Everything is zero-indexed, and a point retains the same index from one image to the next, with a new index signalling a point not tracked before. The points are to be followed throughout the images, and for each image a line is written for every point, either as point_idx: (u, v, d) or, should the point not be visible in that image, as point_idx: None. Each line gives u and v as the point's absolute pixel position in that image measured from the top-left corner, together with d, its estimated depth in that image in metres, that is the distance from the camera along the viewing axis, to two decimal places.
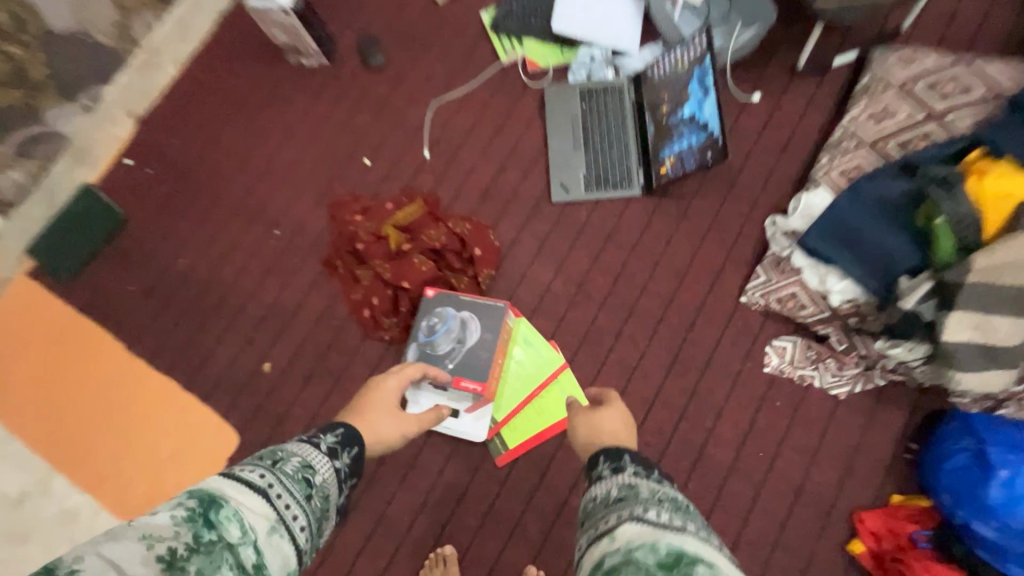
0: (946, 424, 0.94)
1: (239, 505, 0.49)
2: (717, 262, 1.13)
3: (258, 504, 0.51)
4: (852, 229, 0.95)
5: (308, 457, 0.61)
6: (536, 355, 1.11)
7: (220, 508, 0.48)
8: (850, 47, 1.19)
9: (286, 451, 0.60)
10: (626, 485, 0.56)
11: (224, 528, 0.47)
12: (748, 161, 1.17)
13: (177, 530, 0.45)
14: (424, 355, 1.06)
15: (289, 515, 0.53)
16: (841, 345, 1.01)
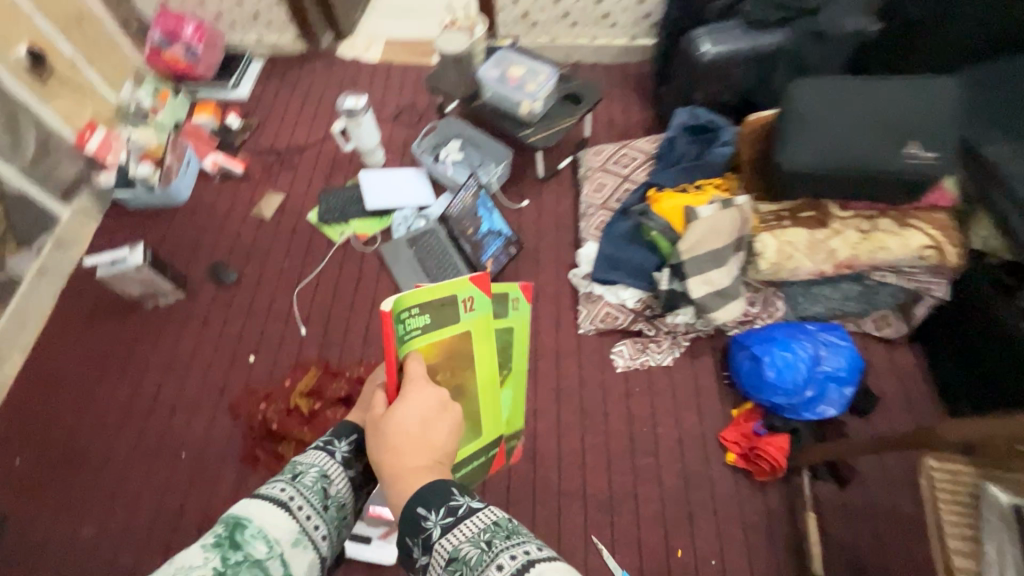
0: (730, 348, 1.39)
1: (260, 525, 0.64)
2: (553, 314, 1.52)
3: (282, 520, 0.66)
4: (614, 259, 1.45)
5: (321, 464, 0.74)
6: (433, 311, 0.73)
7: (244, 530, 0.63)
8: (565, 155, 1.80)
9: (305, 464, 0.73)
10: (449, 555, 0.59)
11: (248, 545, 0.62)
12: (540, 245, 1.66)
13: (208, 557, 0.60)
14: None
15: (315, 527, 0.68)
16: (651, 331, 1.44)
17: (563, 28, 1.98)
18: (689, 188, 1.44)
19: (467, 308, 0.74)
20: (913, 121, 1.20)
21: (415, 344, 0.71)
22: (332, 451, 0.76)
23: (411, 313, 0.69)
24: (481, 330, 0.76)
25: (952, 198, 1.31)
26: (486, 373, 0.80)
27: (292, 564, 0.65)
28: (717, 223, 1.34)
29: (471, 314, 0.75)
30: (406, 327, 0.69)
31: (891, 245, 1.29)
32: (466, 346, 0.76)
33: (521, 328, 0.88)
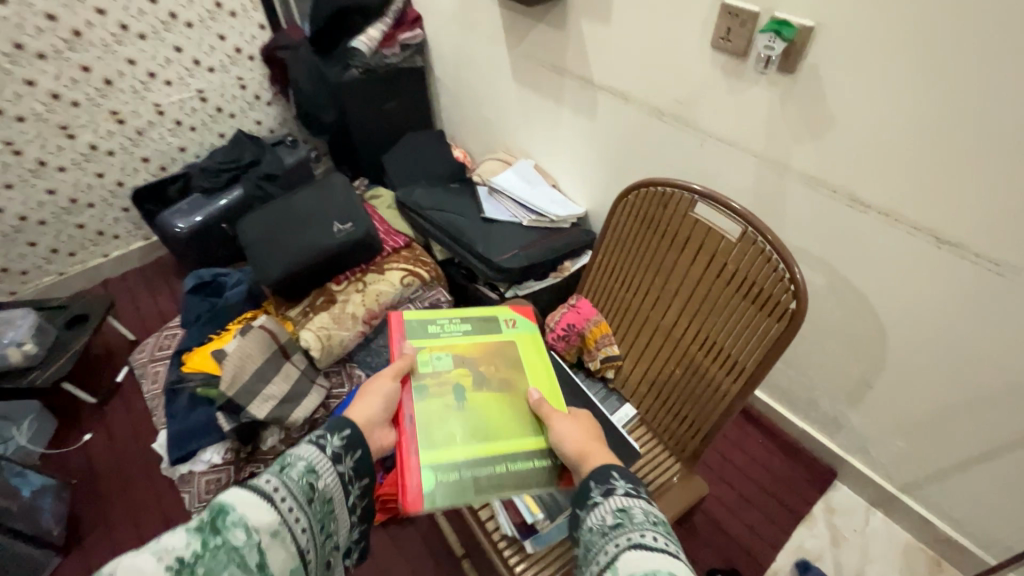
0: None
1: (241, 511, 0.61)
2: (161, 520, 1.42)
3: (263, 511, 0.62)
4: (182, 433, 1.42)
5: (310, 460, 0.72)
6: (472, 329, 1.05)
7: (226, 516, 0.60)
8: (120, 366, 1.75)
9: (296, 456, 0.71)
10: (619, 507, 0.70)
11: (229, 532, 0.59)
12: (122, 462, 1.54)
13: (187, 542, 0.56)
14: None
15: (294, 519, 0.65)
16: (259, 468, 1.48)
17: (62, 261, 1.95)
18: (216, 335, 1.52)
19: (508, 325, 1.08)
20: (330, 209, 1.59)
21: (447, 342, 1.01)
22: (325, 446, 0.74)
23: (452, 322, 1.04)
24: (523, 341, 1.05)
25: (406, 238, 1.77)
26: (529, 367, 1.01)
27: (271, 555, 0.61)
28: (250, 347, 1.47)
29: (511, 329, 1.07)
30: (435, 335, 1.01)
31: (385, 287, 1.63)
32: (510, 347, 1.04)
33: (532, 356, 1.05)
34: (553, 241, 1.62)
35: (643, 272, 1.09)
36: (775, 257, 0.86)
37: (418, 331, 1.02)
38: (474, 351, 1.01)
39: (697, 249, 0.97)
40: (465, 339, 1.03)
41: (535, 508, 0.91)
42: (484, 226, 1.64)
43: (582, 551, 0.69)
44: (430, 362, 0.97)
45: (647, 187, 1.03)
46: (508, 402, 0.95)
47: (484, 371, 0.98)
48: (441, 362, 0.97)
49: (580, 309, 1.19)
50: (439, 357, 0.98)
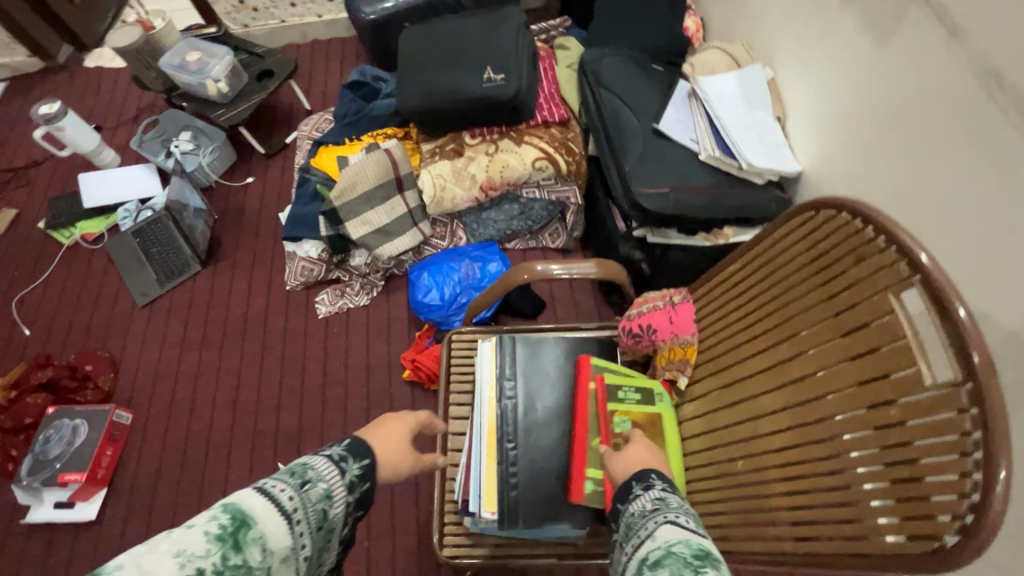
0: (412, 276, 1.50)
1: (264, 528, 0.56)
2: (267, 277, 1.66)
3: (280, 533, 0.57)
4: (297, 217, 1.56)
5: (329, 481, 0.65)
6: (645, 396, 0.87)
7: (248, 530, 0.54)
8: (291, 131, 1.92)
9: (315, 472, 0.65)
10: (658, 497, 0.62)
11: (247, 550, 0.54)
12: (263, 214, 1.78)
13: (209, 549, 0.52)
14: (40, 461, 1.35)
15: (301, 545, 0.59)
16: (344, 277, 1.59)
17: (284, 9, 2.07)
18: (349, 140, 1.54)
19: (659, 399, 0.88)
20: (487, 53, 1.43)
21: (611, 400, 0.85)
22: (344, 470, 0.67)
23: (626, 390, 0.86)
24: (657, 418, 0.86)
25: (566, 111, 1.50)
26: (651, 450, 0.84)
27: None
28: (367, 167, 1.46)
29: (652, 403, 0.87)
30: (619, 398, 0.85)
31: (512, 161, 1.46)
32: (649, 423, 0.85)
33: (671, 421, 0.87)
34: (724, 196, 1.21)
35: (776, 327, 0.73)
36: (972, 455, 0.47)
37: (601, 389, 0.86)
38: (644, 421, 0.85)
39: (864, 352, 0.59)
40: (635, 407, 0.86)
41: (487, 504, 0.81)
42: (649, 140, 1.27)
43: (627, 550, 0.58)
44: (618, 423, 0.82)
45: (857, 220, 0.62)
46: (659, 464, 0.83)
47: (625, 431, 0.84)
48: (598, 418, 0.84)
49: (675, 315, 0.89)
50: (625, 422, 0.82)
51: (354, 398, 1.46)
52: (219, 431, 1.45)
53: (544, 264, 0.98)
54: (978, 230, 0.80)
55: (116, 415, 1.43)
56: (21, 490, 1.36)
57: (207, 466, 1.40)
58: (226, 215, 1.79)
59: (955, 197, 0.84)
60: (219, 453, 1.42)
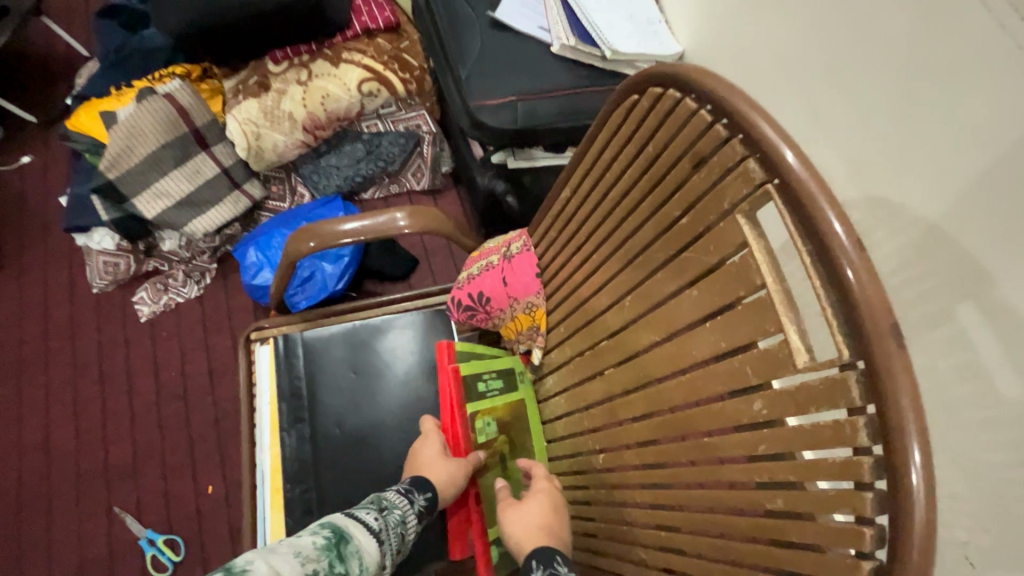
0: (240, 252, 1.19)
1: (360, 544, 0.54)
2: (67, 281, 1.32)
3: (370, 551, 0.54)
4: (73, 200, 1.21)
5: (403, 508, 0.58)
6: (506, 375, 0.67)
7: (347, 544, 0.53)
8: (69, 87, 1.48)
9: (388, 501, 0.58)
10: None
11: (348, 563, 0.52)
12: (49, 202, 1.39)
13: (319, 554, 0.51)
14: None
15: (383, 572, 0.55)
16: (163, 266, 1.27)
17: None
18: (116, 89, 1.16)
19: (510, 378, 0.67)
20: None
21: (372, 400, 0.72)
22: (410, 502, 0.58)
23: (488, 376, 0.64)
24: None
25: (394, 14, 1.17)
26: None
27: None
28: (140, 122, 1.10)
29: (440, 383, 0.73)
30: (483, 391, 0.62)
31: (335, 87, 1.14)
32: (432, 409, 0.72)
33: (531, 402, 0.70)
34: (589, 97, 0.96)
35: (614, 275, 0.51)
36: (869, 479, 0.28)
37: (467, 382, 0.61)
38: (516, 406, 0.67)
39: (715, 312, 0.38)
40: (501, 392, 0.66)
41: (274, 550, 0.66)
42: (489, 35, 0.98)
43: None
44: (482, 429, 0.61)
45: (693, 98, 0.38)
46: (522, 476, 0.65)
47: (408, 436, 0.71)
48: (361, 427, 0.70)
49: (510, 273, 0.67)
50: (487, 422, 0.62)
51: (199, 412, 1.20)
52: (32, 483, 1.16)
53: (338, 223, 0.71)
54: (884, 88, 0.58)
55: None
56: None
57: (23, 529, 1.13)
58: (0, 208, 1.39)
59: (856, 49, 0.61)
60: (35, 509, 1.14)
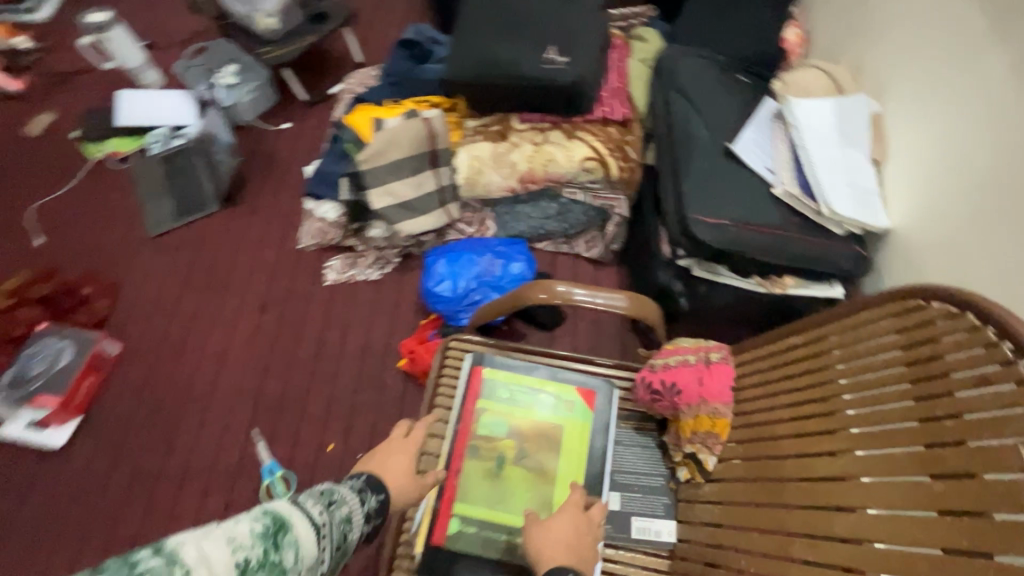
0: (428, 259, 1.37)
1: (300, 534, 0.53)
2: (282, 231, 1.57)
3: (309, 543, 0.54)
4: (322, 173, 1.47)
5: (352, 505, 0.63)
6: (542, 401, 0.82)
7: (287, 533, 0.52)
8: (336, 81, 1.81)
9: (340, 495, 0.62)
10: None
11: (285, 553, 0.51)
12: (290, 164, 1.68)
13: (254, 542, 0.50)
14: (19, 375, 1.32)
15: (322, 565, 0.55)
16: (359, 247, 1.49)
17: None
18: (389, 104, 1.42)
19: (565, 408, 0.81)
20: (556, 31, 1.29)
21: (510, 410, 0.81)
22: (362, 502, 0.64)
23: (515, 389, 0.82)
24: (573, 437, 0.79)
25: (629, 111, 1.34)
26: (562, 473, 0.78)
27: None
28: (402, 134, 1.34)
29: (566, 417, 0.80)
30: (502, 395, 0.82)
31: (558, 155, 1.32)
32: (556, 438, 0.79)
33: (577, 433, 0.80)
34: (792, 241, 1.04)
35: (835, 431, 0.59)
36: None
37: (487, 384, 0.82)
38: (539, 427, 0.80)
39: (954, 509, 0.45)
40: (528, 408, 0.81)
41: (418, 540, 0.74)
42: (718, 159, 1.11)
43: None
44: (486, 424, 0.80)
45: (992, 330, 0.48)
46: (536, 484, 0.77)
47: (529, 451, 0.78)
48: (496, 430, 0.79)
49: (707, 376, 0.76)
50: (496, 422, 0.80)
51: (344, 377, 1.36)
52: (199, 384, 1.37)
53: (568, 286, 0.83)
54: None
55: (102, 345, 1.37)
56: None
57: (180, 419, 1.33)
58: (255, 157, 1.70)
59: None
60: (194, 407, 1.34)
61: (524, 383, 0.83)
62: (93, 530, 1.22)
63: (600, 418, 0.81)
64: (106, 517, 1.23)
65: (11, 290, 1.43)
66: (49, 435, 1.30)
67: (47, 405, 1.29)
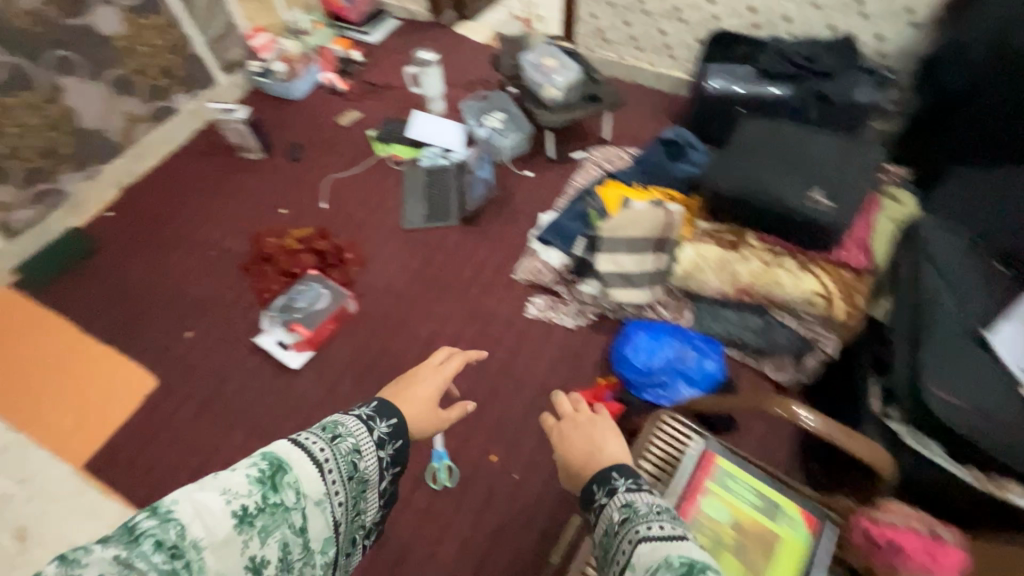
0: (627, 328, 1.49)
1: (299, 474, 0.67)
2: (502, 258, 1.81)
3: (313, 478, 0.69)
4: (560, 226, 1.70)
5: (357, 438, 0.77)
6: (764, 507, 0.94)
7: (285, 474, 0.66)
8: (580, 147, 2.06)
9: (344, 429, 0.77)
10: (624, 503, 0.74)
11: (284, 492, 0.65)
12: (523, 205, 1.94)
13: (253, 489, 0.62)
14: (288, 303, 1.68)
15: (333, 489, 0.71)
16: (565, 295, 1.67)
17: (627, 49, 2.25)
18: (639, 189, 1.62)
19: (785, 523, 0.92)
20: (822, 173, 1.40)
21: (735, 504, 0.93)
22: (372, 430, 0.80)
23: (743, 488, 0.95)
24: (789, 549, 0.89)
25: (868, 262, 1.39)
26: None
27: (312, 522, 0.68)
28: (645, 218, 1.51)
29: (785, 530, 0.91)
30: (728, 487, 0.95)
31: (784, 281, 1.41)
32: (774, 545, 0.90)
33: (793, 548, 0.90)
34: None
35: None
36: None
37: (718, 474, 0.96)
38: (758, 529, 0.91)
39: None
40: (751, 509, 0.93)
41: None
42: (964, 340, 1.11)
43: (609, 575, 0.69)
44: (712, 506, 0.93)
45: None
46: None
47: (746, 546, 0.90)
48: (720, 515, 0.92)
49: (939, 555, 0.81)
50: (720, 509, 0.93)
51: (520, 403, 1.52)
52: (405, 362, 1.61)
53: (799, 408, 0.92)
54: None
55: (348, 302, 1.69)
56: (264, 322, 1.68)
57: (383, 384, 1.57)
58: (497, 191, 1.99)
59: None
60: (396, 378, 1.58)
61: (750, 485, 0.96)
62: None
63: (818, 545, 0.90)
64: None
65: (299, 237, 1.82)
66: (290, 357, 1.61)
67: (299, 333, 1.61)
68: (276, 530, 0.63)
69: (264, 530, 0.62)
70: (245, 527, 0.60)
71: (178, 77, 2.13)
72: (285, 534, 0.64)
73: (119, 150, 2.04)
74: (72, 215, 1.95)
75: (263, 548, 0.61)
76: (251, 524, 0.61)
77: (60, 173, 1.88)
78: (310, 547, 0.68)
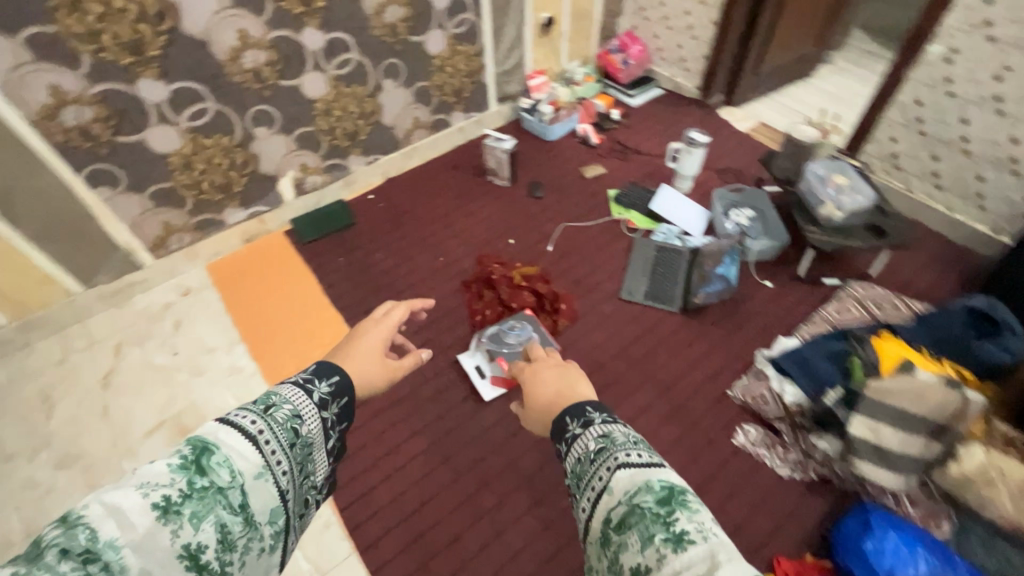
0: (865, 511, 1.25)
1: (227, 453, 0.63)
2: (719, 366, 1.65)
3: (247, 451, 0.65)
4: (806, 361, 1.49)
5: (293, 406, 0.75)
6: None
7: (211, 457, 0.61)
8: (835, 275, 1.85)
9: (278, 399, 0.74)
10: (600, 435, 0.79)
11: (213, 474, 0.60)
12: (755, 317, 1.77)
13: (173, 479, 0.58)
14: (498, 334, 1.63)
15: (274, 462, 0.67)
16: (787, 437, 1.46)
17: (921, 185, 1.98)
18: (924, 355, 1.37)
19: None
20: None
21: None
22: (308, 393, 0.79)
23: None
24: None
25: None
26: None
27: (252, 498, 0.63)
28: (929, 393, 1.24)
29: None
30: None
31: None
32: None
33: None
34: None
35: None
36: None
37: None
38: None
39: None
40: None
41: None
42: None
43: (583, 498, 0.75)
44: None
45: None
46: None
47: None
48: None
49: None
50: None
51: None
52: None
53: None
54: None
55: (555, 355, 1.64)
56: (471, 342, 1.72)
57: None
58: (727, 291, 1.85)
59: None
60: None
61: None
62: (463, 479, 1.46)
63: None
64: (476, 478, 1.46)
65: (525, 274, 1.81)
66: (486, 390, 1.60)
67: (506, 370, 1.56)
68: (210, 514, 0.58)
69: (194, 517, 0.57)
70: (173, 517, 0.55)
71: (463, 97, 2.37)
72: (221, 516, 0.59)
73: (396, 146, 2.30)
74: (343, 188, 2.24)
75: (197, 535, 0.56)
76: (177, 513, 0.56)
77: (350, 154, 2.18)
78: (257, 522, 0.64)
